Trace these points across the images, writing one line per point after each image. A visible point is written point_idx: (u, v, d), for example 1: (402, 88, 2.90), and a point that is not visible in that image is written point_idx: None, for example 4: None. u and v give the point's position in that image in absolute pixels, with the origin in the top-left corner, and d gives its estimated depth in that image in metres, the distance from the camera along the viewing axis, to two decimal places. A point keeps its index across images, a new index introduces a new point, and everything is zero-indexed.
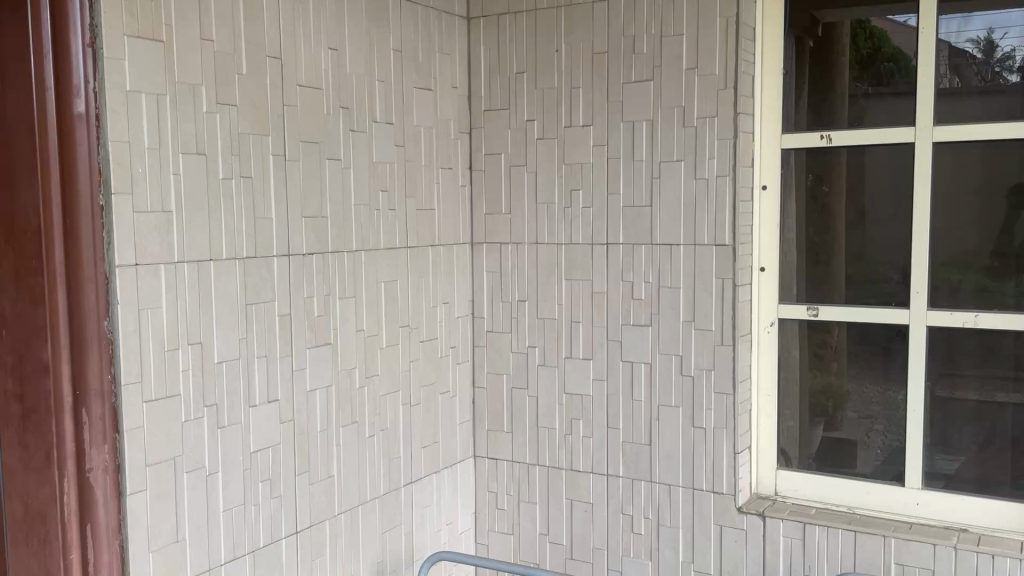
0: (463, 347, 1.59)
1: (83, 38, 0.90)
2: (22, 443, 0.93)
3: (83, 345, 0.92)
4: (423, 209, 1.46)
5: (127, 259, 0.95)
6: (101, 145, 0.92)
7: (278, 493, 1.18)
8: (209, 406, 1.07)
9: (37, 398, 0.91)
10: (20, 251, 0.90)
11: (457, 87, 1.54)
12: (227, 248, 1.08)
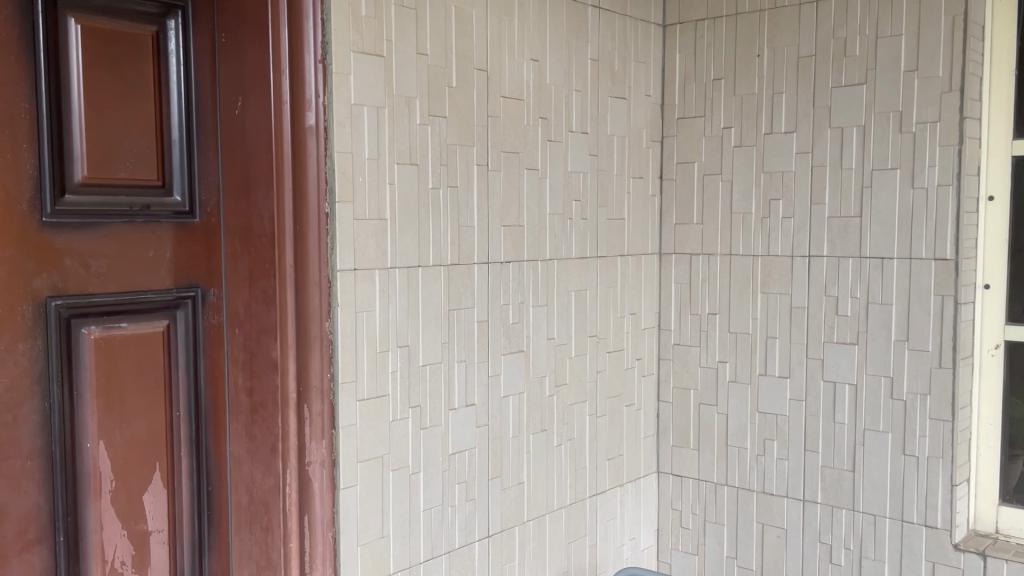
0: (649, 360, 1.55)
1: (316, 54, 0.93)
2: (249, 435, 0.98)
3: (309, 344, 0.96)
4: (614, 219, 1.44)
5: (347, 264, 0.99)
6: (328, 156, 0.96)
7: (473, 496, 1.20)
8: (414, 407, 1.10)
9: (266, 393, 0.96)
10: (256, 255, 0.95)
11: (651, 95, 1.51)
12: (434, 256, 1.11)
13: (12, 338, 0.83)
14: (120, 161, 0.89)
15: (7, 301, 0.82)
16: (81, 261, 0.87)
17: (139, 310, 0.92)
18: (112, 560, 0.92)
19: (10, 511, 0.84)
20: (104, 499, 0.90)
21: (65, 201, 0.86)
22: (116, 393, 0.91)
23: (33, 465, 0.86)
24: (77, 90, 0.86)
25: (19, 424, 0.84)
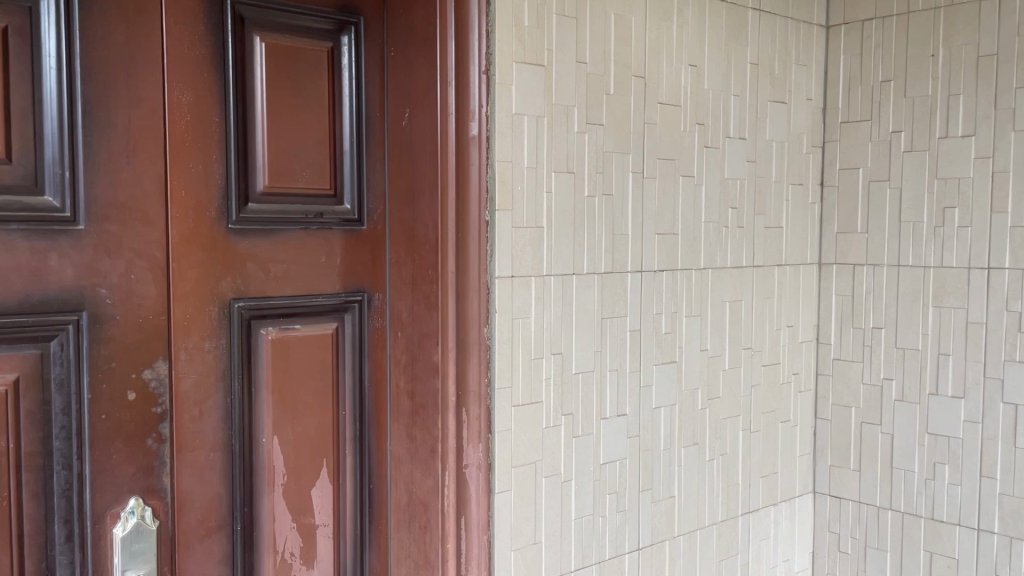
0: (807, 375, 1.49)
1: (480, 66, 0.93)
2: (410, 435, 0.99)
3: (467, 349, 0.95)
4: (771, 227, 1.37)
5: (505, 271, 0.97)
6: (489, 164, 0.95)
7: (623, 507, 1.14)
8: (566, 415, 1.05)
9: (425, 396, 0.96)
10: (420, 261, 0.96)
11: (812, 99, 1.45)
12: (588, 264, 1.07)
13: (199, 338, 0.87)
14: (297, 171, 0.93)
15: (195, 303, 0.86)
16: (261, 266, 0.91)
17: (311, 313, 0.95)
18: (282, 551, 0.94)
19: (195, 500, 0.88)
20: (276, 491, 0.93)
21: (248, 209, 0.89)
22: (290, 391, 0.94)
23: (216, 456, 0.89)
24: (259, 103, 0.89)
25: (204, 417, 0.88)
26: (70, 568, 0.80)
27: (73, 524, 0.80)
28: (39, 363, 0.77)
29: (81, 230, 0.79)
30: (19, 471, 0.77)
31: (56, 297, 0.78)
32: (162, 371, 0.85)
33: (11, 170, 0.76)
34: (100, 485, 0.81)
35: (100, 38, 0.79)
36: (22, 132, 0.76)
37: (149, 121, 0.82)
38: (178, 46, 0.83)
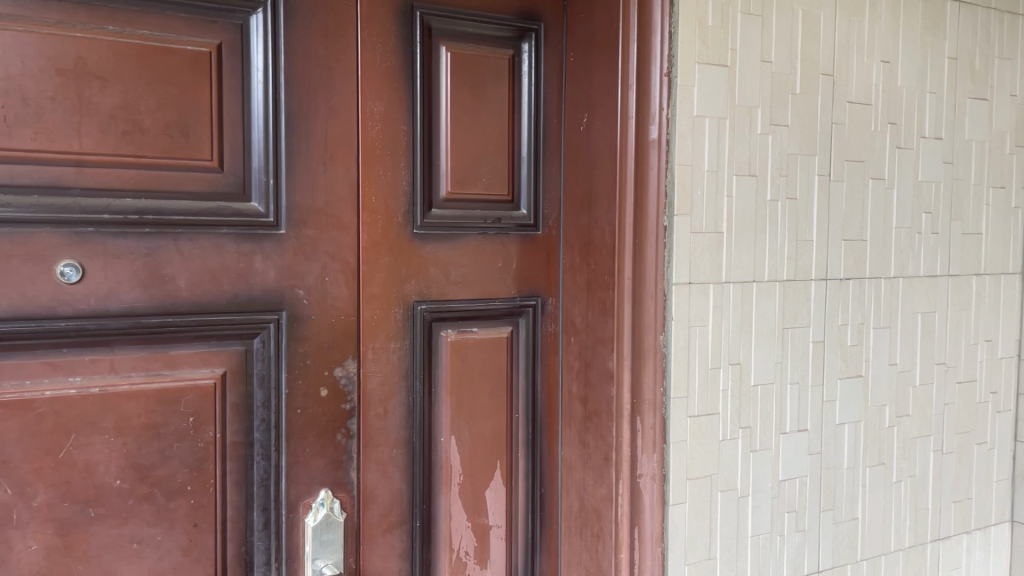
0: (1005, 395, 1.34)
1: (661, 68, 0.88)
2: (583, 441, 0.97)
3: (642, 356, 0.90)
4: (969, 234, 1.26)
5: (682, 277, 0.90)
6: (669, 168, 0.88)
7: (803, 527, 1.05)
8: (744, 428, 0.97)
9: (600, 402, 0.94)
10: (595, 267, 0.94)
11: (1016, 95, 1.31)
12: (769, 270, 0.97)
13: (385, 338, 0.90)
14: (477, 178, 0.94)
15: (382, 304, 0.90)
16: (443, 270, 0.93)
17: (487, 317, 0.97)
18: (458, 550, 0.95)
19: (378, 495, 0.90)
20: (453, 491, 0.94)
21: (432, 215, 0.92)
22: (467, 393, 0.95)
23: (398, 454, 0.91)
24: (444, 111, 0.91)
25: (388, 416, 0.91)
26: (266, 555, 0.84)
27: (270, 512, 0.83)
28: (243, 359, 0.82)
29: (283, 235, 0.83)
30: (225, 461, 0.81)
31: (260, 297, 0.82)
32: (352, 370, 0.89)
33: (223, 178, 0.80)
34: (294, 475, 0.85)
35: (302, 52, 0.82)
36: (233, 142, 0.80)
37: (344, 131, 0.86)
38: (371, 58, 0.86)
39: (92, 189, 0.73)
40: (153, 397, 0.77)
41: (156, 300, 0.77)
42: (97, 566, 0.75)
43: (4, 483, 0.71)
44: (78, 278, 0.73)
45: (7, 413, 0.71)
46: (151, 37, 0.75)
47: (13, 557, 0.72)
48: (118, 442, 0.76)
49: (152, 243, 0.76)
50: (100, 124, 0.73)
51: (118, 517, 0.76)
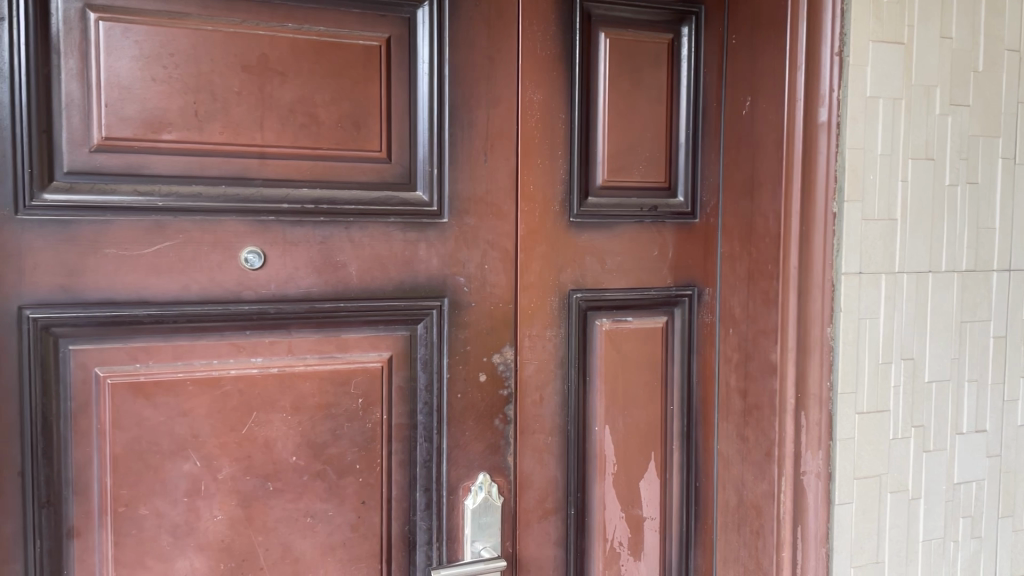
0: None
1: (832, 47, 0.83)
2: (741, 436, 0.94)
3: (808, 350, 0.85)
4: None
5: (853, 266, 0.84)
6: (839, 152, 0.83)
7: (979, 534, 0.95)
8: (916, 427, 0.89)
9: (761, 395, 0.90)
10: (757, 256, 0.90)
11: None
12: (947, 261, 0.89)
13: (541, 326, 0.89)
14: (635, 164, 0.92)
15: (538, 293, 0.89)
16: (598, 258, 0.91)
17: (643, 305, 0.94)
18: (613, 539, 0.93)
19: (534, 481, 0.90)
20: (607, 480, 0.93)
21: (587, 203, 0.90)
22: (622, 383, 0.92)
23: (554, 441, 0.91)
24: (602, 98, 0.90)
25: (545, 402, 0.90)
26: (428, 534, 0.86)
27: (432, 493, 0.86)
28: (408, 343, 0.84)
29: (445, 223, 0.84)
30: (390, 441, 0.84)
31: (424, 284, 0.84)
32: (509, 356, 0.88)
33: (391, 168, 0.82)
34: (454, 459, 0.86)
35: (465, 43, 0.83)
36: (400, 132, 0.82)
37: (505, 120, 0.86)
38: (532, 47, 0.86)
39: (273, 180, 0.77)
40: (326, 378, 0.81)
41: (329, 286, 0.80)
42: (275, 538, 0.79)
43: (195, 456, 0.76)
44: (260, 264, 0.77)
45: (196, 390, 0.76)
46: (326, 32, 0.78)
47: (201, 526, 0.76)
48: (295, 420, 0.80)
49: (326, 231, 0.80)
50: (280, 117, 0.77)
51: (293, 492, 0.80)
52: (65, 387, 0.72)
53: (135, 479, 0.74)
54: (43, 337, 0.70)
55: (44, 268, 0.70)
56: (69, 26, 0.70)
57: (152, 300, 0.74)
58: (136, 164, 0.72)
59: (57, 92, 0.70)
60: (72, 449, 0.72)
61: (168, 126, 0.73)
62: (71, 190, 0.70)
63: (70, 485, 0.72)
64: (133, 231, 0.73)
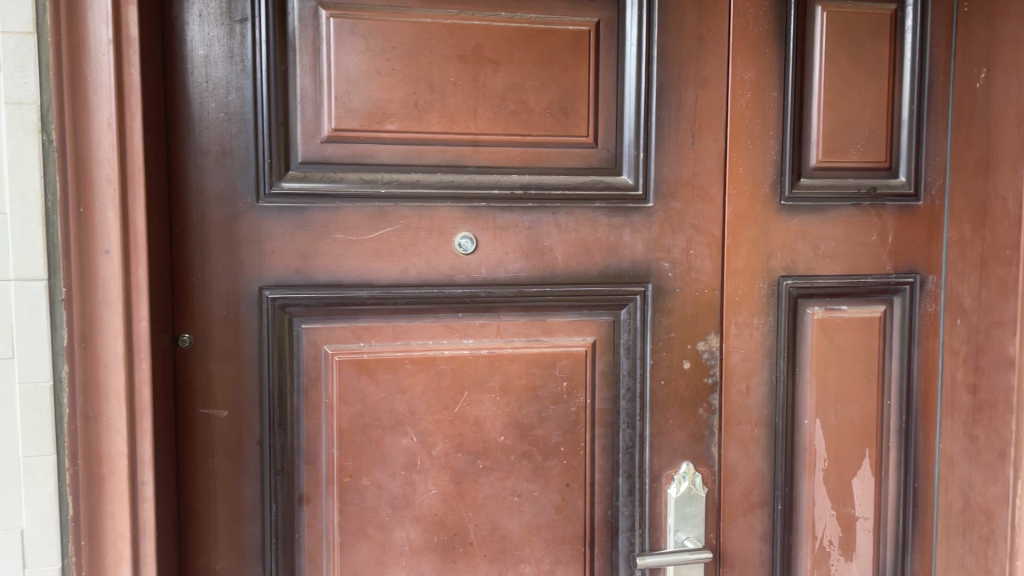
0: None
1: None
2: (969, 434, 0.86)
3: None
4: None
5: None
6: None
7: None
8: None
9: (994, 391, 0.82)
10: (993, 241, 0.82)
11: None
12: None
13: (749, 314, 0.86)
14: (852, 143, 0.87)
15: (745, 279, 0.86)
16: (811, 244, 0.87)
17: (858, 294, 0.88)
18: (822, 538, 0.89)
19: (739, 473, 0.87)
20: (817, 477, 0.89)
21: (800, 185, 0.86)
22: (834, 375, 0.88)
23: (761, 434, 0.87)
24: (817, 75, 0.85)
25: (751, 393, 0.87)
26: (630, 521, 0.85)
27: (635, 480, 0.85)
28: (611, 329, 0.83)
29: (651, 207, 0.83)
30: (594, 426, 0.84)
31: (629, 269, 0.83)
32: (715, 345, 0.86)
33: (597, 153, 0.82)
34: (658, 446, 0.85)
35: (673, 24, 0.81)
36: (607, 117, 0.81)
37: (714, 101, 0.83)
38: (744, 24, 0.83)
39: (485, 167, 0.79)
40: (532, 361, 0.82)
41: (536, 270, 0.81)
42: (484, 515, 0.81)
43: (412, 431, 0.80)
44: (473, 249, 0.80)
45: (413, 369, 0.79)
46: (537, 19, 0.79)
47: (417, 499, 0.80)
48: (503, 401, 0.81)
49: (534, 217, 0.81)
50: (493, 105, 0.78)
51: (502, 471, 0.82)
52: (298, 363, 0.77)
53: (358, 452, 0.79)
54: (279, 316, 0.76)
55: (281, 253, 0.76)
56: (303, 24, 0.74)
57: (374, 283, 0.78)
58: (362, 154, 0.77)
59: (293, 86, 0.75)
60: (304, 420, 0.78)
61: (391, 116, 0.76)
62: (305, 178, 0.75)
63: (302, 454, 0.78)
64: (358, 217, 0.77)
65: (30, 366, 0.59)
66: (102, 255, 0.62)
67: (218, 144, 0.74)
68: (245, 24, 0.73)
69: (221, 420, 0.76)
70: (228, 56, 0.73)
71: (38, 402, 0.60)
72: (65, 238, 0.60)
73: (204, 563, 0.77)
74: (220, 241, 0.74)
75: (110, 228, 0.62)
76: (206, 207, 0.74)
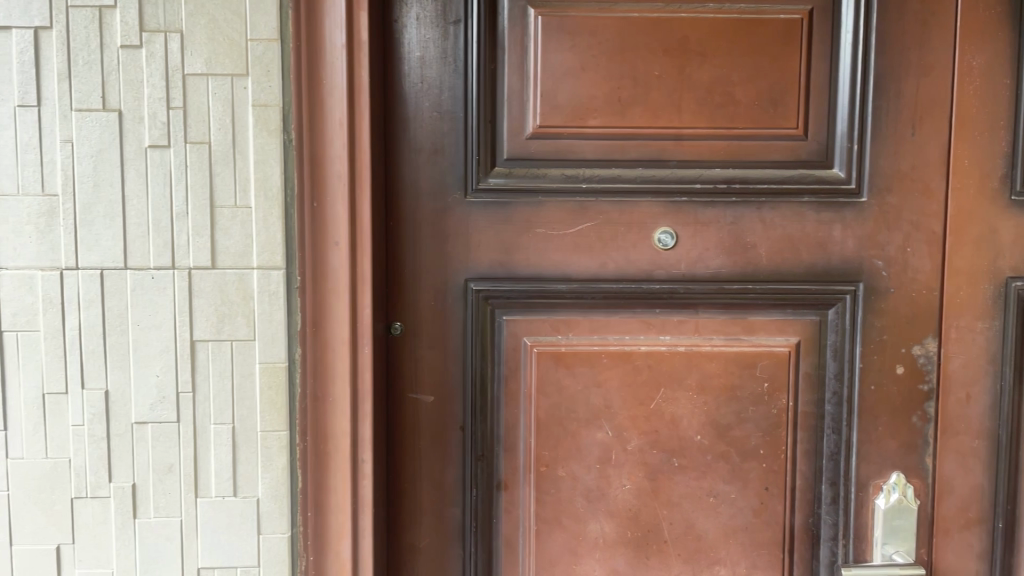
0: None
1: None
2: None
3: None
4: None
5: None
6: None
7: None
8: None
9: None
10: None
11: None
12: None
13: (972, 317, 0.80)
14: None
15: (968, 279, 0.79)
16: None
17: None
18: None
19: (956, 486, 0.81)
20: None
21: None
22: None
23: (982, 446, 0.81)
24: None
25: (972, 402, 0.80)
26: (834, 530, 0.81)
27: (839, 487, 0.81)
28: (817, 329, 0.80)
29: (864, 202, 0.79)
30: (796, 429, 0.81)
31: (838, 267, 0.80)
32: (931, 349, 0.80)
33: (806, 146, 0.78)
34: (865, 454, 0.81)
35: (893, 8, 0.77)
36: (818, 108, 0.78)
37: (936, 90, 0.78)
38: (974, 6, 0.77)
39: (688, 161, 0.78)
40: (731, 359, 0.79)
41: (739, 267, 0.79)
42: (679, 514, 0.80)
43: (607, 425, 0.80)
44: (673, 244, 0.79)
45: (610, 363, 0.79)
46: (747, 9, 0.76)
47: (612, 493, 0.80)
48: (700, 400, 0.80)
49: (737, 212, 0.79)
50: (697, 98, 0.77)
51: (698, 470, 0.80)
52: (499, 352, 0.79)
53: (555, 443, 0.80)
54: (482, 306, 0.78)
55: (486, 246, 0.78)
56: (513, 22, 0.76)
57: (574, 276, 0.79)
58: (564, 149, 0.77)
59: (501, 84, 0.77)
60: (503, 409, 0.80)
61: (594, 111, 0.77)
62: (510, 174, 0.77)
63: (501, 442, 0.80)
64: (560, 211, 0.78)
65: (269, 348, 0.65)
66: (333, 248, 0.67)
67: (430, 141, 0.77)
68: (459, 25, 0.76)
69: (428, 405, 0.80)
70: (442, 57, 0.77)
71: (275, 380, 0.66)
72: (301, 231, 0.65)
73: (409, 541, 0.81)
74: (429, 234, 0.78)
75: (338, 222, 0.67)
76: (418, 201, 0.78)
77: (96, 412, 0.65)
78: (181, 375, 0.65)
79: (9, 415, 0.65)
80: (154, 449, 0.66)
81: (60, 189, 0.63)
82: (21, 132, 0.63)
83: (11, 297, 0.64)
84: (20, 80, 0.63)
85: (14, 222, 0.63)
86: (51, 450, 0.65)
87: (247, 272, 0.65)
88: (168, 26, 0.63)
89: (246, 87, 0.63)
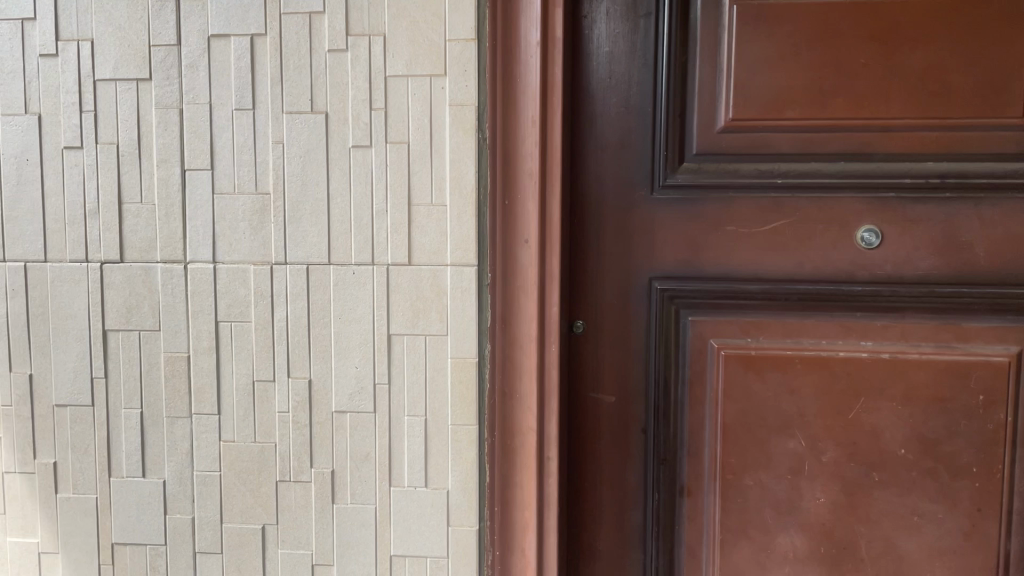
0: None
1: None
2: None
3: None
4: None
5: None
6: None
7: None
8: None
9: None
10: None
11: None
12: None
13: None
14: None
15: None
16: None
17: None
18: None
19: None
20: None
21: None
22: None
23: None
24: None
25: None
26: None
27: None
28: None
29: None
30: (1014, 447, 0.73)
31: None
32: None
33: None
34: None
35: None
36: None
37: None
38: None
39: (894, 154, 0.73)
40: (940, 369, 0.73)
41: (952, 269, 0.73)
42: (877, 531, 0.75)
43: (800, 434, 0.76)
44: (878, 243, 0.74)
45: (803, 368, 0.75)
46: None
47: (804, 506, 0.76)
48: (905, 412, 0.74)
49: (951, 208, 0.73)
50: (909, 86, 0.71)
51: (901, 487, 0.75)
52: (684, 354, 0.77)
53: (743, 450, 0.77)
54: (667, 305, 0.77)
55: (673, 245, 0.76)
56: (707, 13, 0.73)
57: (766, 277, 0.75)
58: (759, 143, 0.74)
59: (691, 78, 0.75)
60: (687, 412, 0.78)
61: (793, 104, 0.73)
62: (700, 170, 0.75)
63: (685, 446, 0.78)
64: (753, 208, 0.75)
65: (461, 342, 0.67)
66: (522, 246, 0.66)
67: (617, 137, 0.76)
68: (649, 18, 0.75)
69: (609, 406, 0.79)
70: (631, 51, 0.75)
71: (466, 376, 0.67)
72: (492, 228, 0.66)
73: (588, 542, 0.81)
74: (614, 233, 0.77)
75: (529, 220, 0.66)
76: (604, 199, 0.77)
77: (300, 400, 0.69)
78: (378, 368, 0.67)
79: (223, 399, 0.69)
80: (352, 438, 0.68)
81: (272, 188, 0.67)
82: (238, 134, 0.67)
83: (227, 289, 0.68)
84: (237, 85, 0.67)
85: (231, 220, 0.68)
86: (259, 434, 0.69)
87: (441, 268, 0.66)
88: (373, 30, 0.65)
89: (444, 87, 0.65)
